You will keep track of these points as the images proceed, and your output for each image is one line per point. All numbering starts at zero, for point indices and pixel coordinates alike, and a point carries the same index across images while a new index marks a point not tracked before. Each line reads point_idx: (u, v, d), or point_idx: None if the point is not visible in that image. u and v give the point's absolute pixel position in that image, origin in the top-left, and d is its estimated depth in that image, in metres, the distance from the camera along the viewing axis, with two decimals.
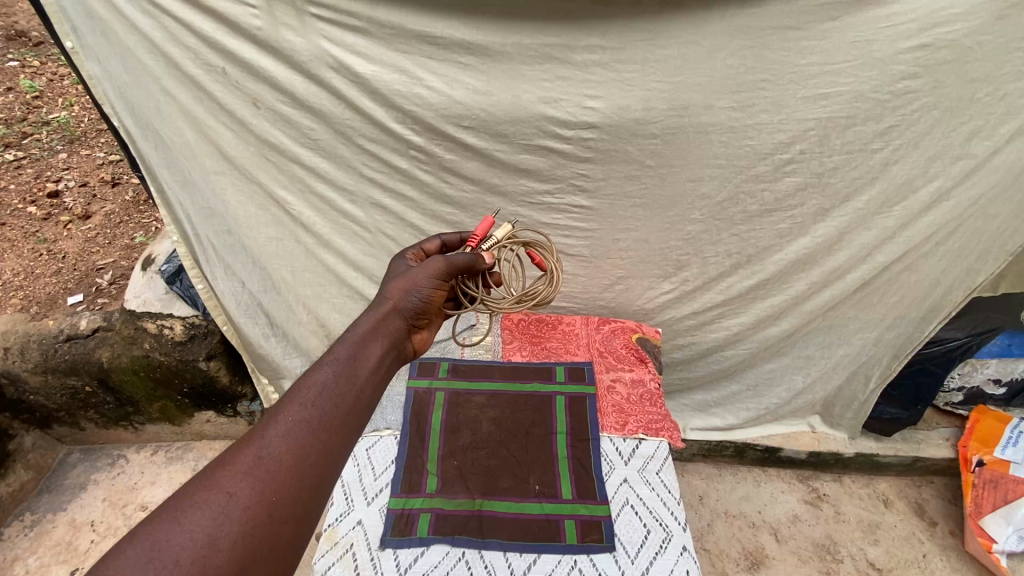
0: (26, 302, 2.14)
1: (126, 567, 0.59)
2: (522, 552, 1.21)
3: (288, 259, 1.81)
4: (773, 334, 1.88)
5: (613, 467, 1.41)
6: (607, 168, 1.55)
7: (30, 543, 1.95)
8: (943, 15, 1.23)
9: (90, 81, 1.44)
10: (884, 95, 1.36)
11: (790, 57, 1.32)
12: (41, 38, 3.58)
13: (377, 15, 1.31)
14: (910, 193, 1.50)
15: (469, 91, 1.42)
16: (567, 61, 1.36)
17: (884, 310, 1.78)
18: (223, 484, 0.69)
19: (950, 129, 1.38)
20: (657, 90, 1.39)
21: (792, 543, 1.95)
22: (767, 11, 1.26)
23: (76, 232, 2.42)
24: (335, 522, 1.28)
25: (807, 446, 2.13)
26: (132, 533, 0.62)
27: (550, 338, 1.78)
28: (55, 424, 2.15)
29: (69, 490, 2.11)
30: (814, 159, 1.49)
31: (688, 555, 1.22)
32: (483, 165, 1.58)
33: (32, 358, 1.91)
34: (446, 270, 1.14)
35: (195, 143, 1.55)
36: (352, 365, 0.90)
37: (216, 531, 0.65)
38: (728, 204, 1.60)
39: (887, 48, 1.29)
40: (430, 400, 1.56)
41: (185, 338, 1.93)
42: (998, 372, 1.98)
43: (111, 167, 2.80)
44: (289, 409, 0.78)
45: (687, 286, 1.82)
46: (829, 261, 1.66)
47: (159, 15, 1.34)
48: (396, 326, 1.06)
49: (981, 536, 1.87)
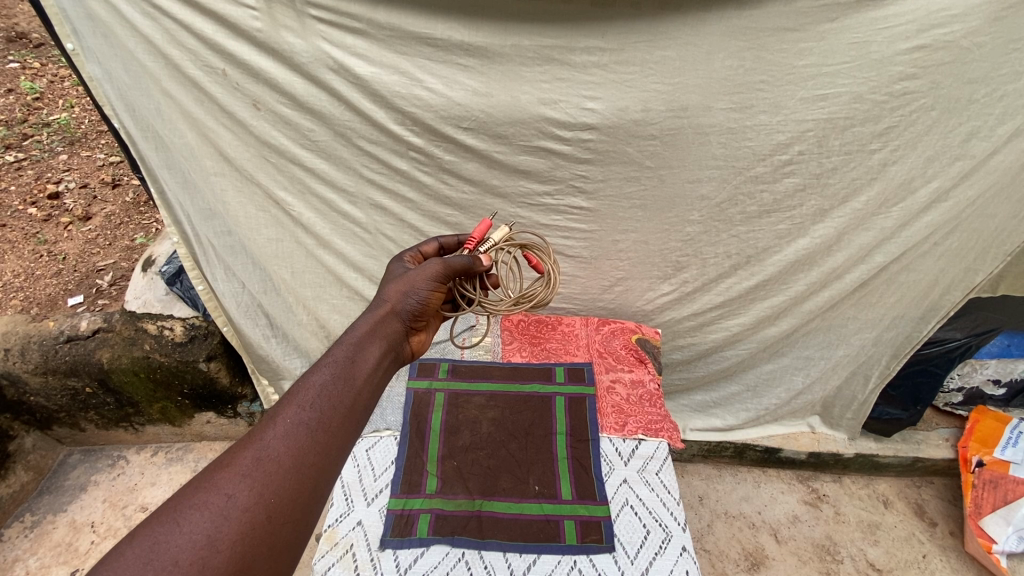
0: (26, 303, 2.14)
1: (125, 568, 0.60)
2: (521, 552, 1.22)
3: (288, 260, 1.82)
4: (773, 335, 1.89)
5: (613, 467, 1.41)
6: (606, 169, 1.55)
7: (31, 545, 1.95)
8: (942, 17, 1.23)
9: (90, 83, 1.44)
10: (882, 96, 1.36)
11: (789, 58, 1.32)
12: (41, 40, 3.59)
13: (377, 17, 1.31)
14: (909, 194, 1.50)
15: (468, 92, 1.43)
16: (566, 62, 1.36)
17: (883, 311, 1.79)
18: (222, 486, 0.69)
19: (948, 130, 1.39)
20: (656, 91, 1.40)
21: (792, 544, 1.95)
22: (765, 12, 1.26)
23: (76, 233, 2.43)
24: (335, 522, 1.29)
25: (807, 447, 2.14)
26: (131, 535, 0.63)
27: (549, 339, 1.78)
28: (55, 425, 2.15)
29: (69, 491, 2.12)
30: (813, 160, 1.49)
31: (688, 555, 1.22)
32: (482, 166, 1.59)
33: (32, 358, 1.91)
34: (444, 272, 1.14)
35: (195, 144, 1.55)
36: (350, 367, 0.90)
37: (215, 532, 0.65)
38: (727, 205, 1.60)
39: (885, 49, 1.29)
40: (429, 400, 1.56)
41: (185, 339, 1.93)
42: (997, 372, 1.98)
43: (111, 168, 2.81)
44: (287, 410, 0.79)
45: (687, 288, 1.83)
46: (827, 261, 1.66)
47: (160, 18, 1.34)
48: (395, 328, 1.06)
49: (981, 536, 1.87)
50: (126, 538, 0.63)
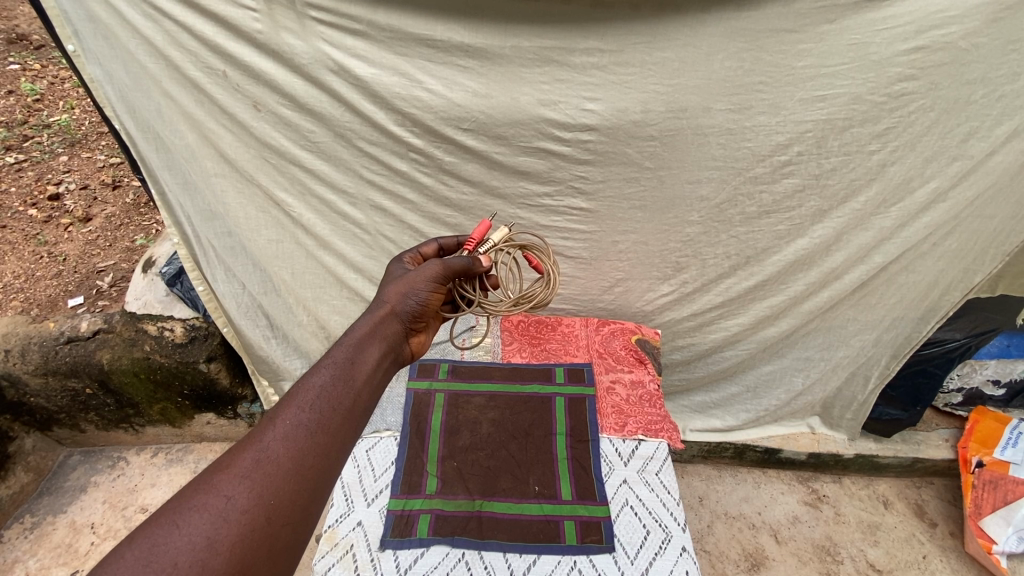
0: (26, 304, 2.14)
1: (125, 570, 0.60)
2: (521, 552, 1.22)
3: (288, 261, 1.82)
4: (772, 335, 1.89)
5: (613, 467, 1.41)
6: (606, 169, 1.56)
7: (30, 546, 1.95)
8: (940, 18, 1.24)
9: (91, 84, 1.44)
10: (880, 97, 1.36)
11: (787, 60, 1.33)
12: (41, 41, 3.59)
13: (377, 18, 1.32)
14: (907, 194, 1.50)
15: (468, 93, 1.43)
16: (566, 63, 1.37)
17: (882, 312, 1.79)
18: (221, 487, 0.69)
19: (946, 130, 1.39)
20: (655, 92, 1.40)
21: (792, 545, 1.95)
22: (764, 14, 1.26)
23: (76, 235, 2.43)
24: (335, 522, 1.29)
25: (807, 447, 2.14)
26: (130, 537, 0.63)
27: (549, 339, 1.79)
28: (55, 426, 2.15)
29: (69, 492, 2.12)
30: (812, 161, 1.49)
31: (688, 555, 1.22)
32: (482, 167, 1.59)
33: (32, 360, 1.91)
34: (443, 273, 1.14)
35: (196, 145, 1.55)
36: (350, 368, 0.90)
37: (214, 533, 0.66)
38: (727, 206, 1.61)
39: (884, 51, 1.30)
40: (429, 401, 1.56)
41: (185, 340, 1.93)
42: (997, 372, 1.98)
43: (111, 170, 2.81)
44: (287, 412, 0.79)
45: (687, 288, 1.83)
46: (827, 262, 1.66)
47: (160, 19, 1.34)
48: (394, 329, 1.06)
49: (981, 536, 1.87)
50: (126, 540, 0.63)
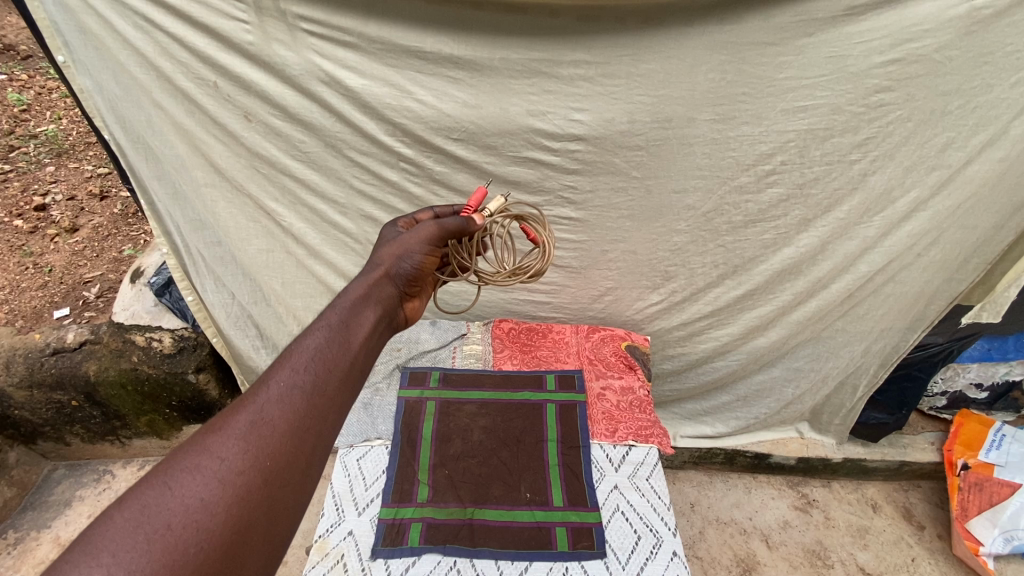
0: (12, 316, 2.10)
1: (113, 533, 0.56)
2: (514, 560, 1.22)
3: (279, 271, 1.82)
4: (761, 343, 1.92)
5: (604, 473, 1.42)
6: (594, 179, 1.58)
7: (13, 562, 1.91)
8: (914, 31, 1.27)
9: (81, 95, 1.44)
10: (859, 108, 1.40)
11: (768, 72, 1.36)
12: (29, 52, 3.62)
13: (368, 30, 1.33)
14: (889, 203, 1.54)
15: (457, 104, 1.45)
16: (554, 75, 1.39)
17: (869, 320, 1.82)
18: (214, 448, 0.65)
19: (925, 141, 1.43)
20: (641, 103, 1.43)
21: (783, 549, 1.96)
22: (745, 28, 1.29)
23: (63, 245, 2.41)
24: (326, 532, 1.28)
25: (796, 453, 2.16)
26: (118, 501, 0.59)
27: (540, 347, 1.80)
28: (40, 439, 2.12)
29: (54, 507, 2.08)
30: (796, 170, 1.53)
31: (679, 560, 1.23)
32: (472, 176, 1.60)
33: (17, 371, 1.88)
34: (439, 233, 1.17)
35: (186, 155, 1.56)
36: (347, 329, 0.87)
37: (209, 496, 0.61)
38: (714, 215, 1.63)
39: (861, 63, 1.33)
40: (420, 409, 1.57)
41: (174, 351, 1.93)
42: (979, 375, 2.03)
43: (100, 180, 2.79)
44: (283, 371, 0.75)
45: (676, 297, 1.85)
46: (814, 270, 1.70)
47: (151, 30, 1.35)
48: (388, 292, 1.04)
49: (968, 539, 1.89)
50: (114, 504, 0.59)
